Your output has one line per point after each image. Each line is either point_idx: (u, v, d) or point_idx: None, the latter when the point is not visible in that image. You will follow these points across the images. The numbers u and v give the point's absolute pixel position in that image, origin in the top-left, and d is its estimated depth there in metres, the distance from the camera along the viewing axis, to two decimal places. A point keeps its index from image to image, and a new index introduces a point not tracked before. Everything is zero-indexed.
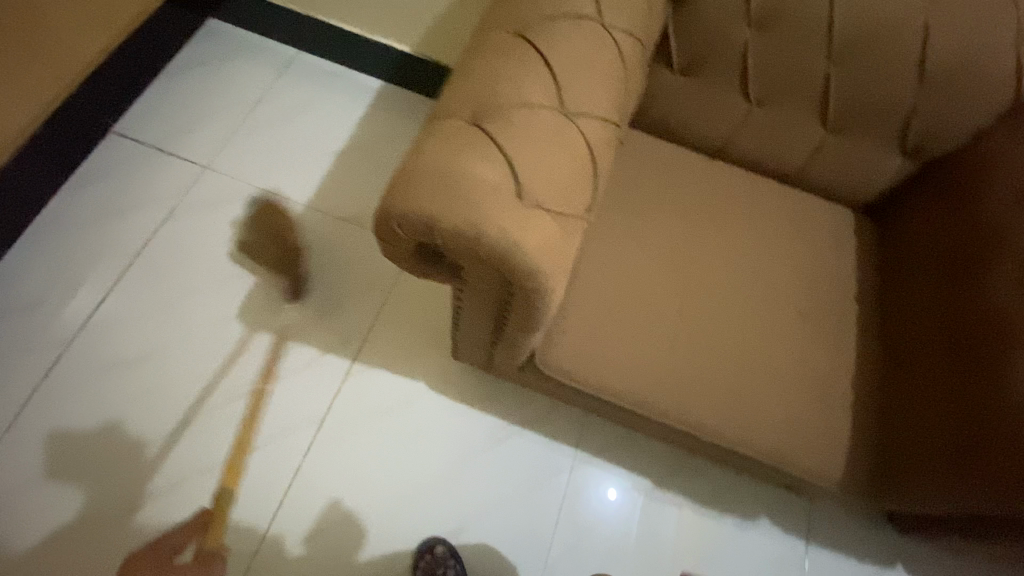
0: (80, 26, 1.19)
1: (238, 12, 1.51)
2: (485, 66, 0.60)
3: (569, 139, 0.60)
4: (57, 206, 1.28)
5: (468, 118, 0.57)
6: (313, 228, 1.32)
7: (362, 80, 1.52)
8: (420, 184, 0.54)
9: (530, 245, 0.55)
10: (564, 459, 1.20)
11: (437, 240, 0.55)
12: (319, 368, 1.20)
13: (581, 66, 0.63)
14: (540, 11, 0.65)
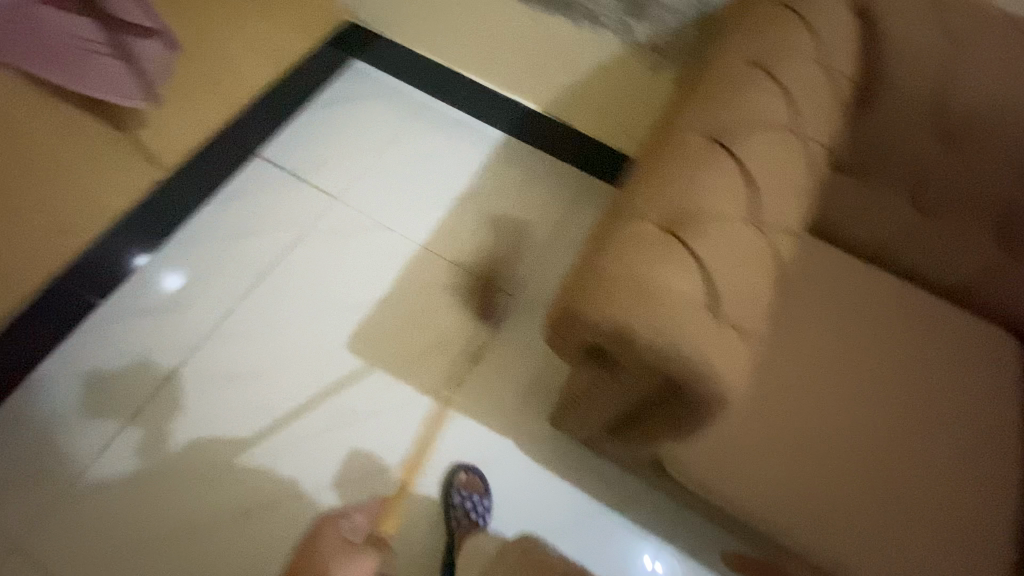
0: (250, 62, 1.29)
1: (381, 55, 1.60)
2: (679, 168, 0.59)
3: (761, 254, 0.58)
4: (199, 216, 1.36)
5: (661, 224, 0.57)
6: (426, 269, 1.37)
7: (487, 130, 1.58)
8: (613, 290, 0.53)
9: (716, 362, 0.54)
10: (650, 549, 1.14)
11: (619, 347, 0.55)
12: (412, 408, 1.22)
13: (776, 178, 0.61)
14: (737, 115, 0.63)
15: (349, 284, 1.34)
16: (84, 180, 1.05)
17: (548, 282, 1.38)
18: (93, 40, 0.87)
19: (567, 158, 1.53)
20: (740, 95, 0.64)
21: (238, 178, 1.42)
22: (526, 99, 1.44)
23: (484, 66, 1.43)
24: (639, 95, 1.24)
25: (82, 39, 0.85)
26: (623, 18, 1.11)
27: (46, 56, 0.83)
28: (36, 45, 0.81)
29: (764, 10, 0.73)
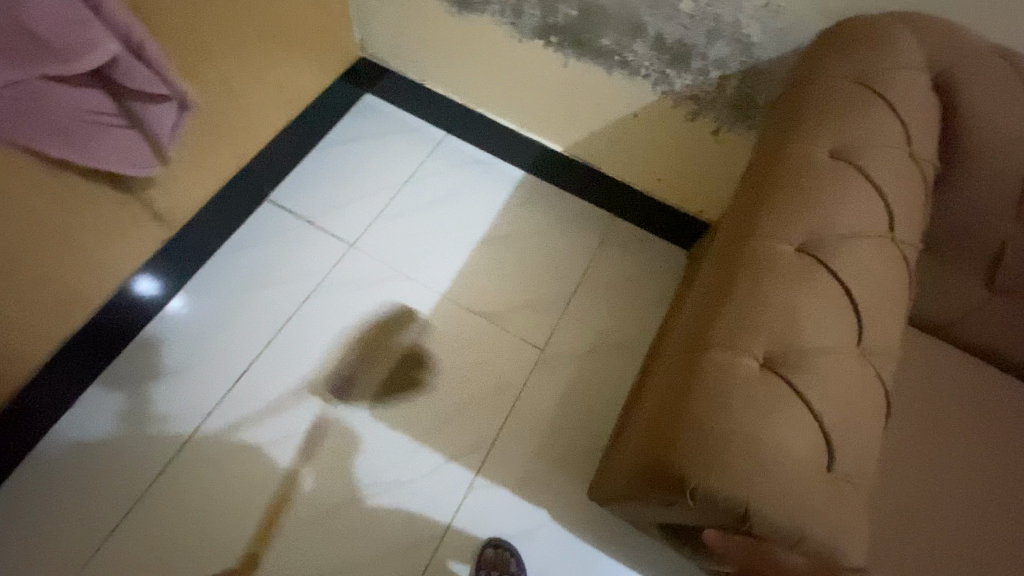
0: (265, 109, 1.22)
1: (395, 92, 1.54)
2: (778, 292, 0.54)
3: (867, 390, 0.55)
4: (210, 269, 1.30)
5: (765, 363, 0.52)
6: (448, 322, 1.31)
7: (506, 169, 1.53)
8: (724, 449, 0.49)
9: (829, 524, 0.50)
10: None
11: (733, 513, 0.50)
12: (441, 476, 1.15)
13: (881, 301, 0.57)
14: (833, 224, 0.58)
15: (369, 339, 1.28)
16: (89, 246, 0.97)
17: (577, 334, 1.32)
18: (93, 109, 0.78)
19: (591, 198, 1.47)
20: (826, 192, 0.59)
21: (249, 226, 1.36)
22: (550, 139, 1.37)
23: (505, 105, 1.36)
24: (673, 143, 1.18)
25: (81, 109, 0.77)
26: (660, 68, 1.05)
27: (56, 136, 0.76)
28: (46, 126, 0.75)
29: (840, 86, 0.67)
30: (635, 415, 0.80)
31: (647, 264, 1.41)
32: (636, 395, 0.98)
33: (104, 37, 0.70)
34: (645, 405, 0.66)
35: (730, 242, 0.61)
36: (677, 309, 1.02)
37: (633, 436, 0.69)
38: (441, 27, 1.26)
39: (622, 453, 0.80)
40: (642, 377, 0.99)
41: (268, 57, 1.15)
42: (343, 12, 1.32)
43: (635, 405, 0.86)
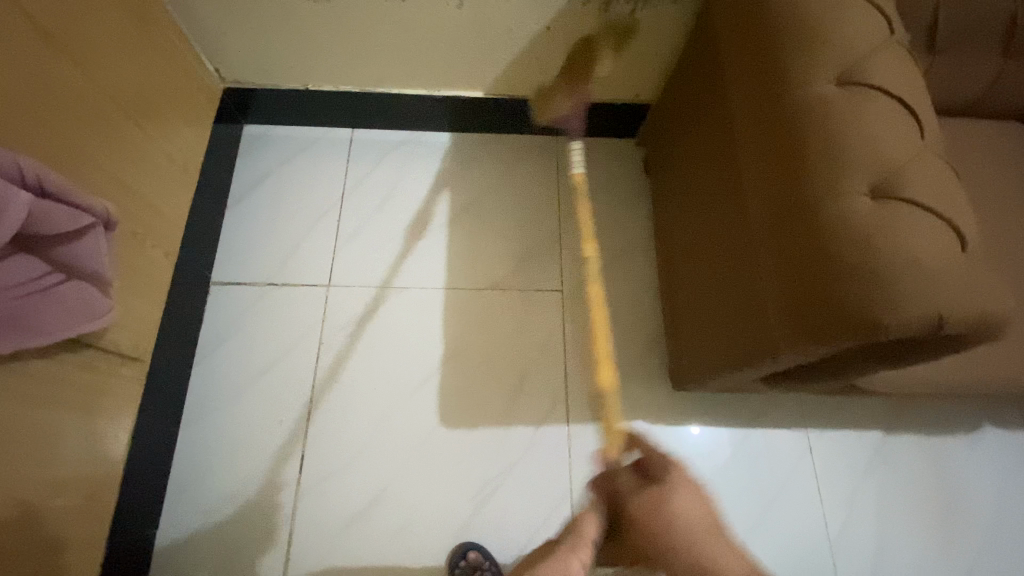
0: (170, 191, 1.05)
1: (275, 111, 1.38)
2: (848, 129, 0.66)
3: (945, 170, 0.67)
4: (200, 381, 1.19)
5: (869, 190, 0.65)
6: (463, 308, 1.28)
7: (430, 138, 1.44)
8: (889, 270, 0.61)
9: (985, 282, 0.62)
10: (799, 442, 1.24)
11: (927, 322, 0.60)
12: (539, 445, 1.18)
13: (914, 92, 0.69)
14: (855, 52, 0.69)
15: (403, 363, 1.23)
16: (79, 424, 0.83)
17: (581, 260, 1.34)
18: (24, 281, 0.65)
19: (525, 129, 1.44)
20: (823, 33, 0.70)
21: (211, 319, 1.23)
22: (466, 89, 1.30)
23: (408, 74, 1.26)
24: (592, 41, 1.16)
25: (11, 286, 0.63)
26: None
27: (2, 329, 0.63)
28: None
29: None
30: (719, 296, 0.89)
31: (605, 167, 1.44)
32: (680, 281, 1.09)
33: (8, 188, 0.58)
34: (759, 274, 0.75)
35: (769, 107, 0.72)
36: (673, 196, 1.13)
37: (748, 306, 0.79)
38: (306, 19, 1.11)
39: (721, 332, 0.90)
40: (675, 266, 1.11)
41: (142, 132, 0.97)
42: (186, 46, 1.12)
43: (705, 290, 0.96)
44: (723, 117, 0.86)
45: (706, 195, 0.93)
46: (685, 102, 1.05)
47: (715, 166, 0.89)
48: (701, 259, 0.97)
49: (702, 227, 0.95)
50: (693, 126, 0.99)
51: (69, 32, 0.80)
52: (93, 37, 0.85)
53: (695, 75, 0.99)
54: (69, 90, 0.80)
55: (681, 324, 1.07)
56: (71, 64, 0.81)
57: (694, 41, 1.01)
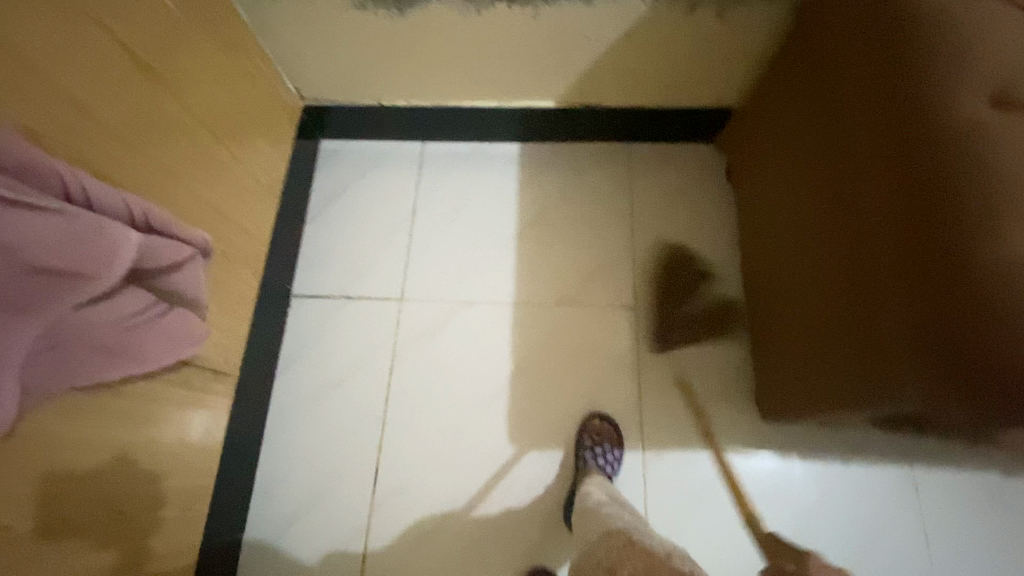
0: (256, 211, 1.10)
1: (350, 127, 1.41)
2: (1007, 158, 0.60)
3: None
4: (282, 391, 1.24)
5: None
6: (532, 324, 1.25)
7: (499, 149, 1.43)
8: None
9: None
10: (903, 481, 1.12)
11: None
12: None
13: None
14: (1008, 71, 0.64)
15: (473, 378, 1.22)
16: (176, 436, 0.88)
17: (655, 275, 1.28)
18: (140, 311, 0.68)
19: (597, 136, 1.39)
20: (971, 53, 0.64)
21: (292, 331, 1.29)
22: (538, 99, 1.27)
23: (478, 85, 1.23)
24: (673, 44, 1.09)
25: (128, 317, 0.66)
26: None
27: (116, 357, 0.66)
28: (99, 351, 0.64)
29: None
30: (819, 314, 0.84)
31: (682, 175, 1.36)
32: (773, 309, 1.02)
33: (120, 227, 0.61)
34: (872, 293, 0.70)
35: (899, 129, 0.65)
36: (764, 207, 1.07)
37: (857, 328, 0.73)
38: (379, 36, 1.11)
39: (821, 354, 0.84)
40: (765, 282, 1.06)
41: (229, 155, 1.01)
42: (268, 67, 1.16)
43: (801, 308, 0.90)
44: (826, 123, 0.80)
45: (804, 207, 0.88)
46: (779, 108, 0.99)
47: (816, 176, 0.84)
48: (798, 274, 0.91)
49: (799, 241, 0.90)
50: (789, 134, 0.94)
51: (164, 65, 0.84)
52: (185, 67, 0.88)
53: (791, 79, 0.93)
54: (165, 120, 0.84)
55: (775, 342, 1.01)
56: (167, 95, 0.84)
57: (788, 44, 0.95)
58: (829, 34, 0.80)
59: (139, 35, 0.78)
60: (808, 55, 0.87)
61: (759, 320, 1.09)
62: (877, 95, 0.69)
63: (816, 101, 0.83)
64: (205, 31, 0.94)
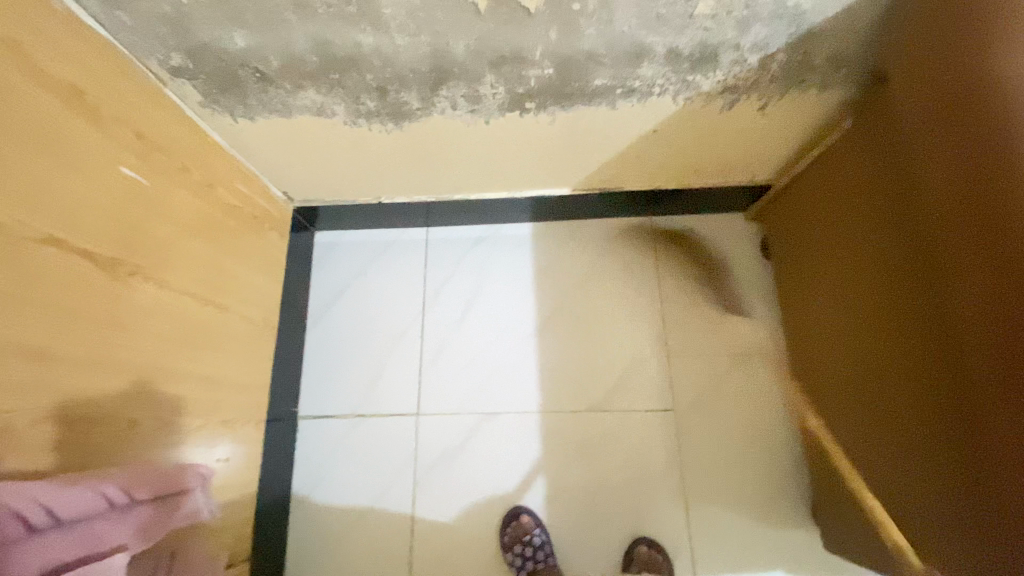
0: (248, 356, 0.99)
1: (347, 220, 1.28)
2: None
3: None
4: (297, 528, 1.14)
5: None
6: (561, 435, 1.16)
7: (511, 231, 1.31)
8: None
9: None
10: None
11: None
12: None
13: None
14: None
15: (504, 501, 1.13)
16: None
17: (690, 370, 1.19)
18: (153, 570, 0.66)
19: (618, 212, 1.27)
20: None
21: (302, 460, 1.18)
22: (553, 187, 1.14)
23: (487, 179, 1.11)
24: (709, 136, 0.96)
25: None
26: (678, 80, 0.81)
27: None
28: None
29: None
30: (921, 497, 0.76)
31: (711, 252, 1.26)
32: (849, 446, 0.95)
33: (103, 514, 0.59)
34: (995, 515, 0.62)
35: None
36: (831, 333, 0.98)
37: (967, 529, 0.67)
38: (375, 148, 0.98)
39: (920, 531, 0.76)
40: (838, 414, 0.98)
41: (217, 310, 0.89)
42: (252, 185, 1.03)
43: (892, 472, 0.82)
44: (930, 298, 0.71)
45: (895, 364, 0.80)
46: (850, 239, 0.89)
47: (913, 344, 0.75)
48: (888, 434, 0.83)
49: (891, 404, 0.82)
50: (871, 276, 0.84)
51: (136, 247, 0.72)
52: (160, 238, 0.76)
53: (868, 211, 0.84)
54: (140, 312, 0.72)
55: (853, 484, 0.94)
56: (140, 280, 0.72)
57: (862, 173, 0.85)
58: (929, 194, 0.70)
59: (100, 232, 0.66)
60: (895, 202, 0.77)
61: (825, 441, 1.02)
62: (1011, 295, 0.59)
63: (912, 264, 0.74)
64: (179, 182, 0.82)
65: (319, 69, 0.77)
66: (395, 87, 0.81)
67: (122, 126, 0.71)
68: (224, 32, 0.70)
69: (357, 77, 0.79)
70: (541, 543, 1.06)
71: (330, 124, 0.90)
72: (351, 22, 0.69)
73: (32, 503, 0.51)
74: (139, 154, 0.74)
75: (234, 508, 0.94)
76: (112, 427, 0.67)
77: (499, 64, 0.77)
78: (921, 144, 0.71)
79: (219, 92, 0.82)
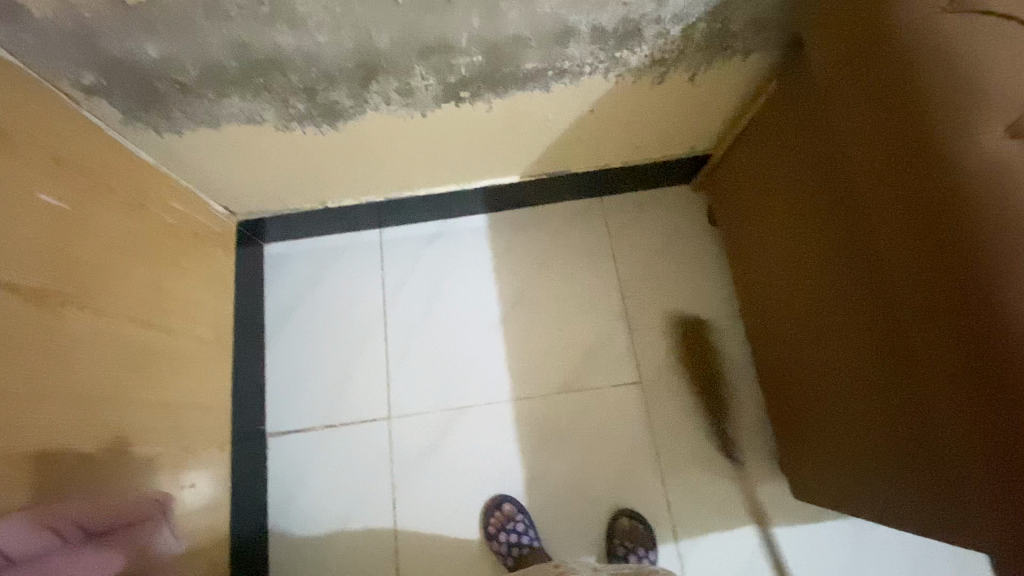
0: (205, 378, 0.96)
1: (296, 229, 1.26)
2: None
3: None
4: (278, 545, 1.12)
5: None
6: (535, 420, 1.17)
7: (466, 224, 1.31)
8: None
9: None
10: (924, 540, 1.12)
11: None
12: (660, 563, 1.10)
13: None
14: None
15: (485, 492, 1.13)
16: None
17: (653, 342, 1.22)
18: None
19: (568, 195, 1.28)
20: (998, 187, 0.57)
21: (276, 476, 1.16)
22: (500, 175, 1.15)
23: (433, 173, 1.10)
24: (644, 111, 0.98)
25: None
26: (607, 57, 0.82)
27: None
28: None
29: (920, 49, 0.62)
30: (877, 435, 0.79)
31: (662, 226, 1.29)
32: (806, 394, 0.99)
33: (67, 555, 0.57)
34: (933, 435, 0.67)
35: (939, 275, 0.60)
36: (780, 288, 1.02)
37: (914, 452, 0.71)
38: (313, 151, 0.96)
39: (878, 463, 0.81)
40: (796, 370, 1.00)
41: (164, 333, 0.86)
42: (188, 201, 0.99)
43: (847, 412, 0.87)
44: (862, 248, 0.73)
45: (835, 309, 0.84)
46: (789, 199, 0.92)
47: (847, 288, 0.80)
48: (838, 376, 0.87)
49: (841, 353, 0.84)
50: (811, 232, 0.87)
51: (67, 275, 0.69)
52: (92, 265, 0.73)
53: (796, 168, 0.88)
54: (78, 341, 0.69)
55: (814, 430, 0.98)
56: (75, 309, 0.69)
57: (791, 130, 0.87)
58: (845, 150, 0.72)
59: (24, 261, 0.62)
60: (823, 159, 0.79)
61: (785, 394, 1.06)
62: (910, 231, 0.63)
63: (841, 211, 0.77)
64: (107, 204, 0.78)
65: (241, 74, 0.75)
66: (324, 86, 0.80)
67: (36, 150, 0.68)
68: (134, 43, 0.67)
69: (282, 79, 0.77)
70: (526, 529, 1.07)
71: (262, 131, 0.88)
72: (268, 22, 0.67)
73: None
74: (60, 178, 0.70)
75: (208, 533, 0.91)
76: (60, 463, 0.64)
77: (426, 55, 0.76)
78: (833, 101, 0.73)
79: (139, 107, 0.78)
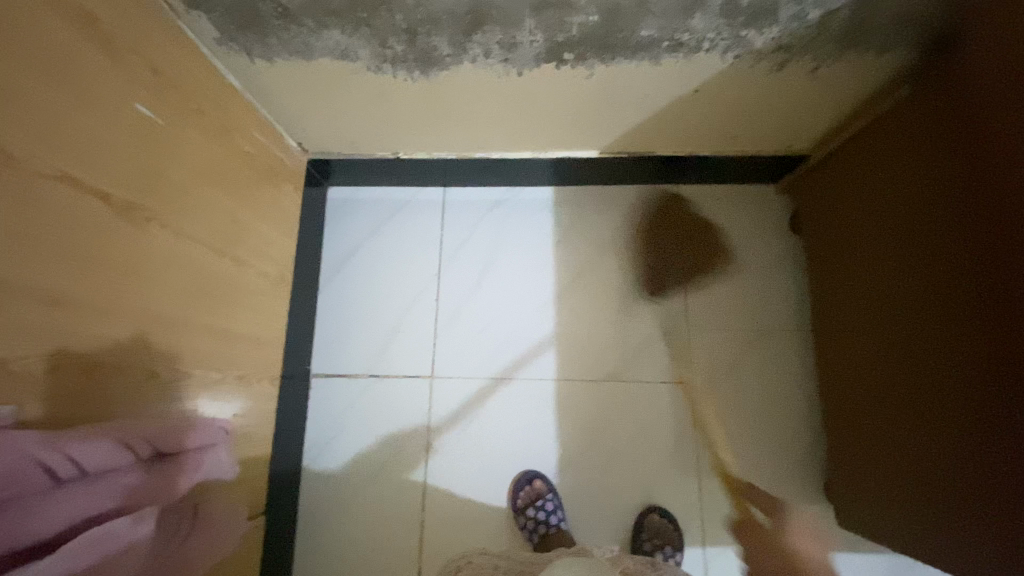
0: (263, 312, 0.96)
1: (361, 176, 1.24)
2: None
3: None
4: (311, 483, 1.14)
5: None
6: (575, 402, 1.15)
7: (533, 194, 1.27)
8: None
9: None
10: None
11: None
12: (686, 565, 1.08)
13: None
14: None
15: (517, 466, 1.13)
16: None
17: (709, 343, 1.17)
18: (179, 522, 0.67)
19: (643, 179, 1.23)
20: None
21: (315, 417, 1.17)
22: (579, 148, 1.09)
23: (511, 137, 1.06)
24: (752, 100, 0.91)
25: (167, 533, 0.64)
26: (731, 35, 0.76)
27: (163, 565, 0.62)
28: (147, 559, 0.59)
29: None
30: (955, 476, 0.74)
31: (737, 224, 1.22)
32: (866, 410, 0.94)
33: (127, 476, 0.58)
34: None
35: None
36: (855, 295, 0.96)
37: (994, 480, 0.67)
38: (398, 97, 0.93)
39: (942, 488, 0.76)
40: (866, 390, 0.94)
41: (233, 263, 0.86)
42: (266, 132, 0.98)
43: (911, 431, 0.82)
44: (985, 269, 0.67)
45: (919, 321, 0.79)
46: (896, 206, 0.84)
47: (942, 301, 0.74)
48: (907, 392, 0.83)
49: (924, 380, 0.78)
50: (914, 249, 0.80)
51: (150, 191, 0.67)
52: (176, 185, 0.72)
53: (906, 168, 0.81)
54: (156, 259, 0.68)
55: (868, 451, 0.94)
56: (156, 227, 0.68)
57: (910, 128, 0.80)
58: (993, 166, 0.65)
59: (112, 171, 0.61)
60: (952, 172, 0.72)
61: (845, 410, 1.01)
62: None
63: (956, 216, 0.71)
64: (194, 124, 0.77)
65: (346, 6, 0.71)
66: (426, 29, 0.75)
67: (136, 60, 0.66)
68: None
69: (386, 17, 0.73)
70: (554, 509, 1.06)
71: (351, 69, 0.85)
72: None
73: (61, 455, 0.50)
74: (156, 92, 0.69)
75: (250, 463, 0.93)
76: (130, 377, 0.65)
77: (540, 8, 0.71)
78: (996, 100, 0.65)
79: (237, 28, 0.76)
